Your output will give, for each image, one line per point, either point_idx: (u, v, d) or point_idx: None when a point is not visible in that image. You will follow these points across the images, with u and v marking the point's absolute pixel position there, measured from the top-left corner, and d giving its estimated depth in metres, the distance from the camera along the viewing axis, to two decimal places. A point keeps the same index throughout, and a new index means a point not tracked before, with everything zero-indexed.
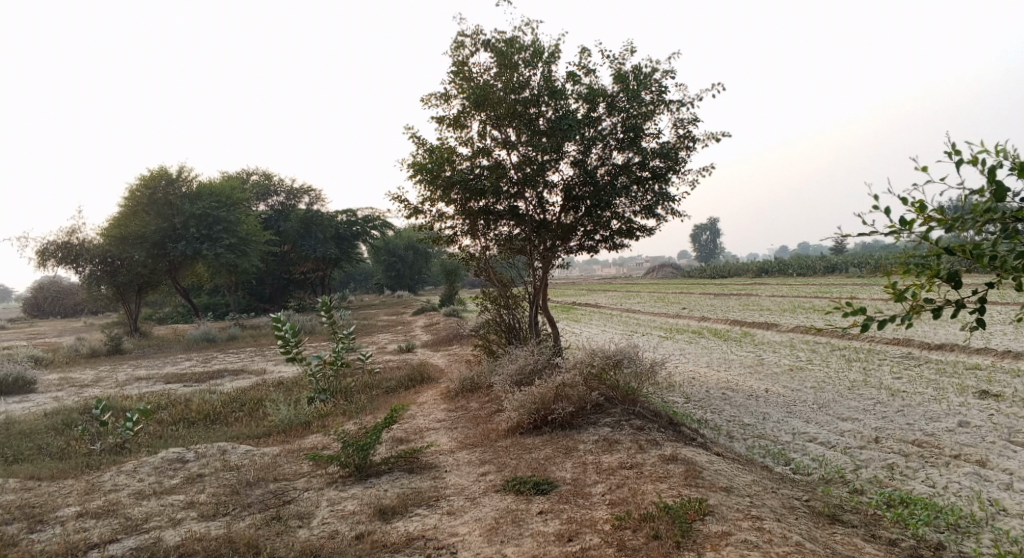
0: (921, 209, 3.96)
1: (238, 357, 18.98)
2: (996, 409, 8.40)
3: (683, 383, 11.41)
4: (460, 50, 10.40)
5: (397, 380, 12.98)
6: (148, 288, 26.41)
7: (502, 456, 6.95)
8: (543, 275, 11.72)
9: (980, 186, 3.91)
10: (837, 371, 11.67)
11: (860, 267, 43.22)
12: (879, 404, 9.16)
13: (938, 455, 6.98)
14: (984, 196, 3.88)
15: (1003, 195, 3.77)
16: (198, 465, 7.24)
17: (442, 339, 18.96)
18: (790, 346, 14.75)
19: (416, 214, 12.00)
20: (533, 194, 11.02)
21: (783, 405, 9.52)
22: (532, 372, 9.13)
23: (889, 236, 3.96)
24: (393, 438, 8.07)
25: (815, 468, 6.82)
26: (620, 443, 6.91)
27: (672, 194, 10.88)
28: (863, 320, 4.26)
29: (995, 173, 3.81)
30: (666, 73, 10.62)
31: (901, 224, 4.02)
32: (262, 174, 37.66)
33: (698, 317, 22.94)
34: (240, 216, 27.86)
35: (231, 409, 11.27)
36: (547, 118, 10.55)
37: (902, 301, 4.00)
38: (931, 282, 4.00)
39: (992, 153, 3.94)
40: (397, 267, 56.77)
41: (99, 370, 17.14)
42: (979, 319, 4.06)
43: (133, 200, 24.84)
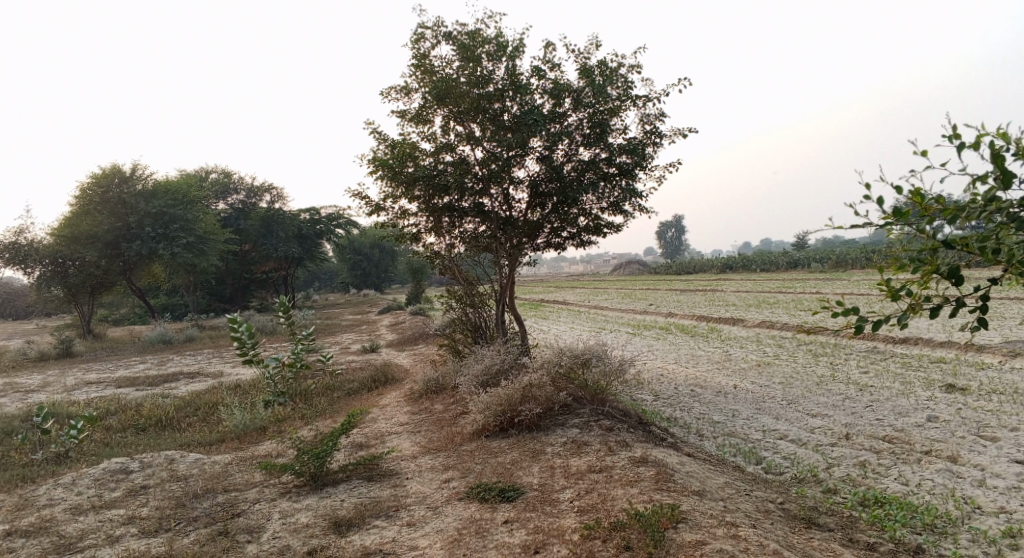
0: (919, 200, 3.80)
1: (195, 359, 18.28)
2: (964, 403, 8.40)
3: (652, 380, 11.26)
4: (419, 41, 10.05)
5: (360, 381, 12.56)
6: (102, 290, 25.36)
7: (467, 461, 6.65)
8: (510, 273, 11.43)
9: (985, 172, 3.75)
10: (805, 366, 11.64)
11: (821, 262, 44.08)
12: (847, 400, 9.11)
13: (909, 452, 6.90)
14: (988, 183, 3.73)
15: (1010, 182, 3.62)
16: (141, 475, 6.76)
17: (407, 338, 18.57)
18: (757, 341, 14.75)
19: (378, 212, 11.62)
20: (498, 190, 10.75)
21: (753, 402, 9.41)
22: (498, 373, 8.84)
23: (879, 228, 3.77)
24: (352, 443, 7.72)
25: (788, 467, 6.67)
26: (589, 445, 6.67)
27: (639, 191, 10.69)
28: (857, 322, 4.10)
29: (1001, 157, 3.65)
30: (632, 67, 10.44)
31: (896, 215, 3.84)
32: (221, 172, 36.67)
33: (665, 313, 22.94)
34: (198, 214, 27.00)
35: (185, 414, 10.73)
36: (512, 113, 10.27)
37: (898, 301, 3.83)
38: (929, 279, 3.84)
39: (993, 136, 3.79)
40: (364, 265, 56.05)
41: (47, 375, 16.30)
42: (980, 317, 3.92)
43: (83, 199, 23.65)
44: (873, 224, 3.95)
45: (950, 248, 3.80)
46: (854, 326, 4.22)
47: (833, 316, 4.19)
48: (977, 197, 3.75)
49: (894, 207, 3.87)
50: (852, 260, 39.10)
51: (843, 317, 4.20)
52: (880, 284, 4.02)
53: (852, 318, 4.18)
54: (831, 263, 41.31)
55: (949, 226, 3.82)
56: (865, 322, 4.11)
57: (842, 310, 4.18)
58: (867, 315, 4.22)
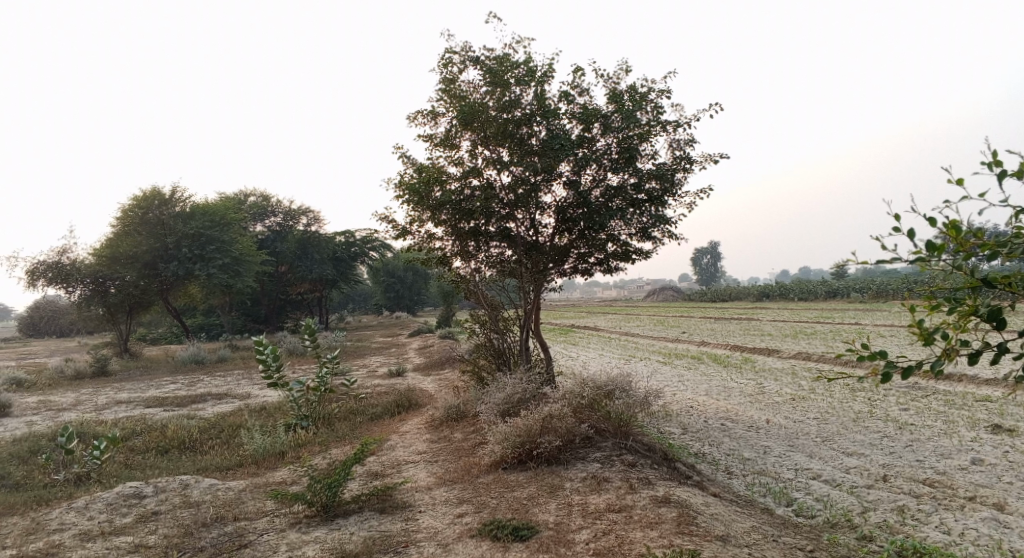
0: (954, 234, 3.56)
1: (224, 380, 18.43)
2: (1011, 445, 7.89)
3: (681, 413, 10.90)
4: (447, 66, 10.07)
5: (383, 406, 12.45)
6: (139, 309, 25.89)
7: (483, 495, 6.44)
8: (535, 298, 11.25)
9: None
10: (841, 401, 11.15)
11: (861, 291, 42.84)
12: (886, 439, 8.64)
13: (951, 498, 6.46)
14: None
15: None
16: (154, 501, 6.71)
17: (434, 363, 18.46)
18: (792, 374, 14.24)
19: (404, 236, 11.61)
20: (524, 215, 10.65)
21: (785, 438, 9.01)
22: (520, 403, 8.62)
23: (914, 263, 3.53)
24: (368, 472, 7.58)
25: (820, 510, 6.31)
26: (610, 482, 6.40)
27: (668, 217, 10.48)
28: (885, 367, 3.84)
29: None
30: (662, 92, 10.29)
31: (929, 251, 3.59)
32: (259, 195, 37.44)
33: (698, 342, 22.43)
34: (234, 236, 27.50)
35: (208, 436, 10.74)
36: (539, 138, 10.19)
37: (931, 346, 3.57)
38: (966, 322, 3.57)
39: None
40: (397, 287, 56.45)
41: (81, 393, 16.58)
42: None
43: (125, 220, 24.33)
44: (904, 259, 3.72)
45: (990, 288, 3.53)
46: (882, 370, 3.95)
47: (860, 361, 3.93)
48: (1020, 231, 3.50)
49: (928, 241, 3.62)
50: (895, 290, 37.93)
51: (870, 362, 3.95)
52: (912, 326, 3.77)
53: (880, 362, 3.92)
54: (872, 292, 40.08)
55: (990, 262, 3.57)
56: (894, 368, 3.85)
57: (869, 355, 3.92)
58: (896, 360, 3.96)
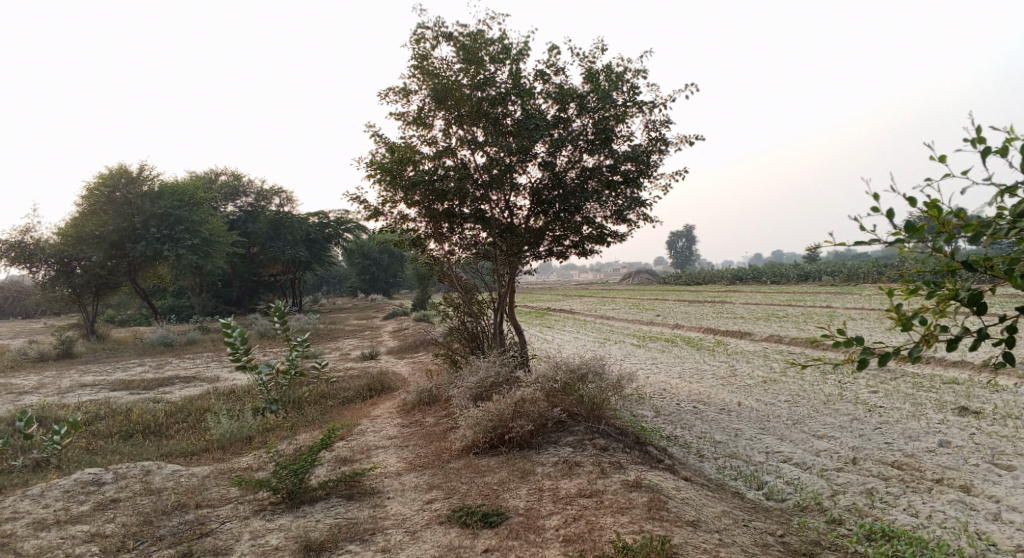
0: (936, 216, 3.50)
1: (193, 363, 18.07)
2: (977, 428, 8.01)
3: (654, 395, 10.91)
4: (420, 42, 9.80)
5: (354, 390, 12.29)
6: (106, 290, 25.21)
7: (452, 480, 6.34)
8: (509, 281, 11.11)
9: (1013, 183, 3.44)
10: (812, 384, 11.25)
11: (832, 275, 43.52)
12: (855, 421, 8.73)
13: (919, 480, 6.52)
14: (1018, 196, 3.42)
15: None
16: (113, 488, 6.50)
17: (408, 346, 18.28)
18: (764, 357, 14.34)
19: (376, 216, 11.37)
20: (498, 197, 10.48)
21: (756, 421, 9.05)
22: (492, 386, 8.51)
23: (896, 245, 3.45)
24: (336, 457, 7.44)
25: (790, 493, 6.32)
26: (582, 466, 6.34)
27: (644, 200, 10.39)
28: (862, 354, 3.78)
29: None
30: (638, 72, 10.15)
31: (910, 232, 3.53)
32: (230, 174, 36.64)
33: (672, 324, 22.55)
34: (204, 216, 26.87)
35: (174, 420, 10.49)
36: (514, 118, 10.00)
37: (909, 330, 3.51)
38: (945, 307, 3.52)
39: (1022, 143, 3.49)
40: (372, 269, 55.95)
41: (43, 376, 16.11)
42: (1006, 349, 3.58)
43: (90, 199, 23.54)
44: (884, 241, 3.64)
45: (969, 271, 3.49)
46: (858, 356, 3.89)
47: (835, 347, 3.87)
48: (1002, 213, 3.45)
49: (908, 223, 3.55)
50: (865, 274, 38.64)
51: (845, 348, 3.89)
52: (889, 310, 3.71)
53: (856, 348, 3.86)
54: (842, 276, 40.74)
55: (970, 245, 3.51)
56: (870, 354, 3.79)
57: (845, 340, 3.87)
58: (872, 346, 3.91)
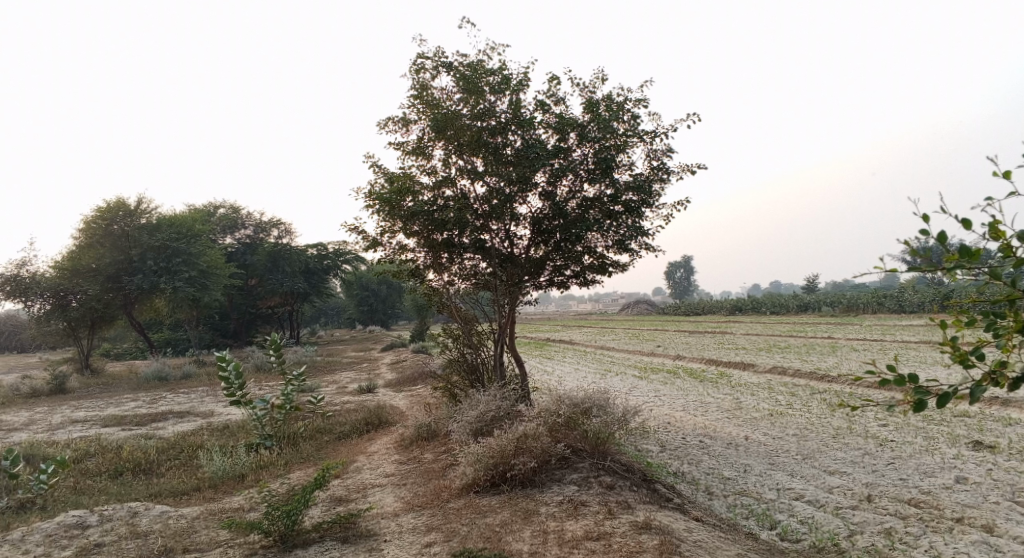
0: (1002, 242, 3.38)
1: (187, 397, 17.74)
2: (994, 463, 7.76)
3: (658, 429, 10.65)
4: (419, 72, 9.77)
5: (352, 425, 12.01)
6: (102, 323, 24.92)
7: (453, 521, 6.07)
8: (509, 312, 10.92)
9: None
10: (820, 416, 11.00)
11: (832, 305, 43.30)
12: (867, 456, 8.47)
13: (939, 519, 6.26)
14: None
15: None
16: (97, 532, 6.20)
17: (406, 378, 17.99)
18: (769, 388, 14.09)
19: (375, 247, 11.22)
20: (499, 227, 10.35)
21: (765, 456, 8.79)
22: (493, 421, 8.26)
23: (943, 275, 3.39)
24: (331, 497, 7.16)
25: (805, 533, 6.07)
26: (587, 506, 6.08)
27: (645, 229, 10.26)
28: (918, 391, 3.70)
29: None
30: (638, 102, 10.12)
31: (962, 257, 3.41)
32: (229, 207, 36.61)
33: (673, 355, 22.26)
34: (202, 249, 26.73)
35: (166, 457, 10.18)
36: (514, 148, 9.93)
37: (970, 368, 3.45)
38: (1010, 341, 3.46)
39: None
40: (370, 301, 55.72)
41: (34, 412, 15.77)
42: None
43: (88, 232, 23.39)
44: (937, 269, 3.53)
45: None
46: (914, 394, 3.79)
47: (889, 385, 3.79)
48: None
49: (963, 247, 3.44)
50: (865, 304, 38.47)
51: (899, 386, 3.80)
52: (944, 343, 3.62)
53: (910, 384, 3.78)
54: (842, 306, 40.51)
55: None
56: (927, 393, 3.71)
57: (900, 378, 3.78)
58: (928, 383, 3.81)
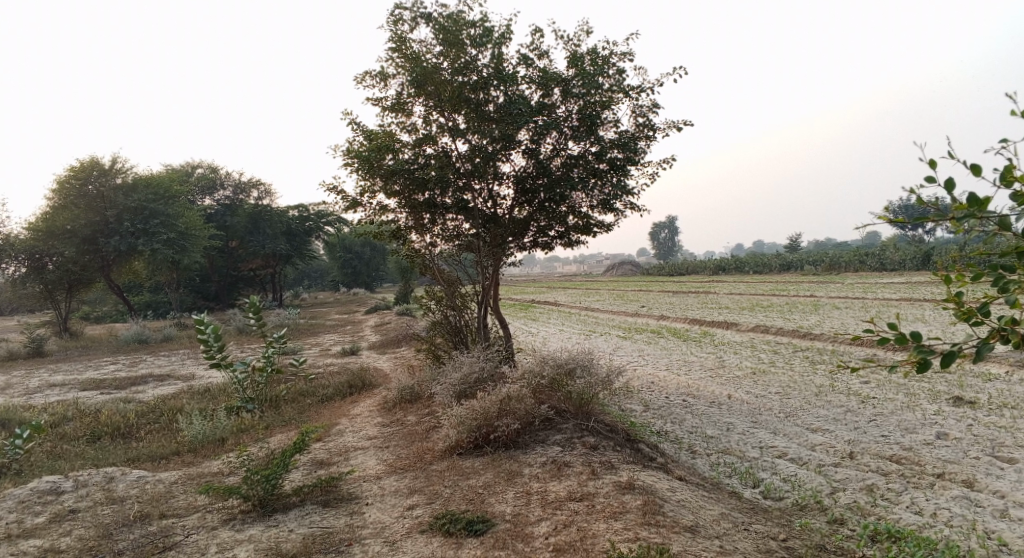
0: (1015, 189, 3.26)
1: (168, 360, 17.51)
2: (974, 418, 7.82)
3: (642, 389, 10.64)
4: (397, 23, 9.37)
5: (334, 387, 11.91)
6: (79, 286, 24.41)
7: (435, 484, 6.00)
8: (493, 273, 10.74)
9: None
10: (802, 374, 11.04)
11: (814, 264, 43.52)
12: (850, 413, 8.51)
13: (920, 475, 6.29)
14: None
15: None
16: (72, 498, 6.05)
17: (390, 340, 17.88)
18: (752, 347, 14.16)
19: (355, 208, 10.94)
20: (481, 186, 10.10)
21: (748, 414, 8.80)
22: (476, 383, 8.17)
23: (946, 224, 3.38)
24: (313, 461, 7.07)
25: (788, 491, 6.09)
26: (571, 467, 6.03)
27: (630, 188, 10.06)
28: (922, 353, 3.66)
29: None
30: (624, 55, 9.81)
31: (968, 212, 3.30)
32: (207, 167, 35.77)
33: (657, 315, 22.31)
34: (180, 209, 26.09)
35: (146, 421, 10.01)
36: (497, 104, 9.62)
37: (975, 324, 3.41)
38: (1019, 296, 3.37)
39: None
40: (354, 263, 55.26)
41: (10, 376, 15.45)
42: None
43: (61, 192, 22.70)
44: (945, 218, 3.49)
45: None
46: (919, 356, 3.74)
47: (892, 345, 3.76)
48: None
49: (971, 196, 3.39)
50: (846, 263, 38.79)
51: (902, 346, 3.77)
52: (949, 300, 3.60)
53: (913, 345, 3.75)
54: (824, 265, 40.77)
55: None
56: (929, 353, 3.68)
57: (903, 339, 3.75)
58: (931, 344, 3.76)
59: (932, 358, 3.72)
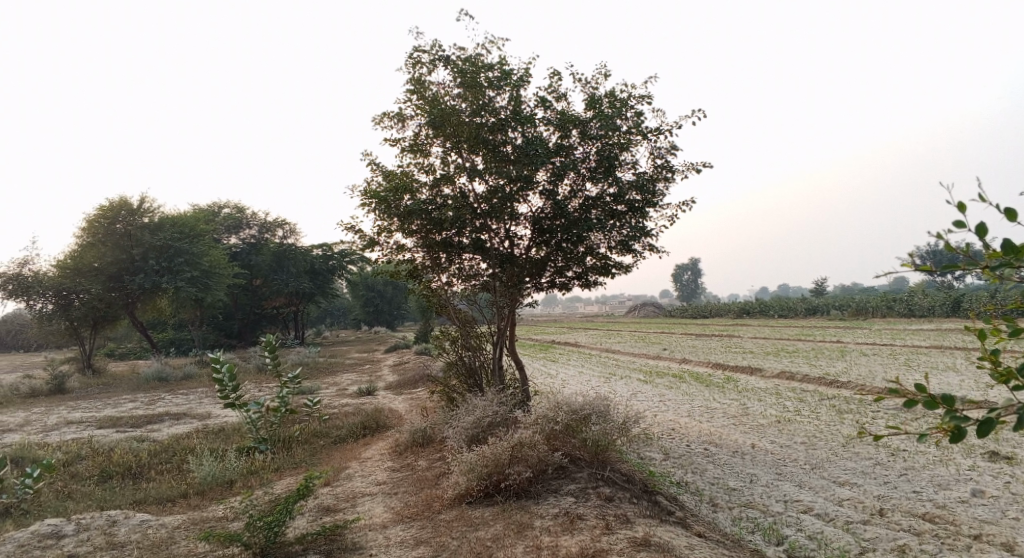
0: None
1: (186, 399, 17.50)
2: (1012, 475, 7.42)
3: (662, 436, 10.32)
4: (415, 66, 9.49)
5: (348, 428, 11.76)
6: (104, 323, 24.72)
7: (442, 535, 5.78)
8: (509, 314, 10.61)
9: None
10: (828, 424, 10.65)
11: (841, 309, 42.69)
12: (878, 466, 8.13)
13: (956, 536, 5.94)
14: None
15: None
16: (73, 542, 5.92)
17: (407, 381, 17.72)
18: (777, 394, 13.74)
19: (372, 247, 10.95)
20: (498, 226, 10.04)
21: (772, 465, 8.45)
22: (489, 427, 7.95)
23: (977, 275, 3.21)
24: (319, 506, 6.89)
25: (813, 550, 5.78)
26: (584, 520, 5.77)
27: (649, 230, 9.93)
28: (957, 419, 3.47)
29: None
30: (642, 98, 9.81)
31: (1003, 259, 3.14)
32: (234, 207, 36.43)
33: (679, 359, 21.90)
34: (205, 248, 26.50)
35: (158, 461, 9.91)
36: (514, 146, 9.64)
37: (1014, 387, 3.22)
38: None
39: None
40: (376, 301, 55.52)
41: (29, 413, 15.51)
42: None
43: (90, 231, 23.21)
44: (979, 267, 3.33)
45: None
46: (954, 424, 3.53)
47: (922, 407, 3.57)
48: None
49: (1008, 245, 3.24)
50: (873, 308, 38.02)
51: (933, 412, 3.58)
52: (986, 359, 3.43)
53: (946, 411, 3.56)
54: (851, 309, 39.94)
55: None
56: (964, 421, 3.48)
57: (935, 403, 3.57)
58: (965, 410, 3.57)
59: (968, 427, 3.46)
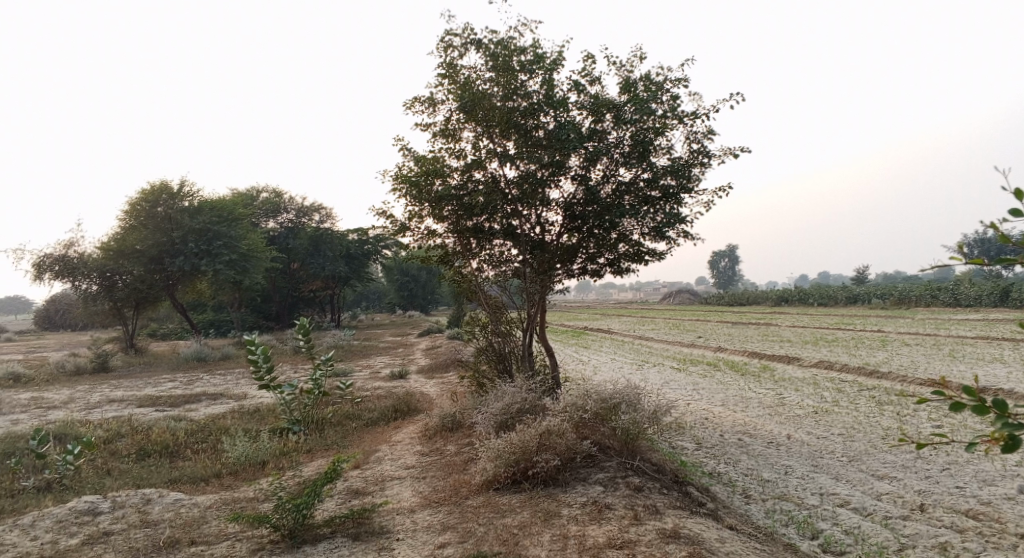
0: None
1: (224, 379, 17.87)
2: None
3: (695, 425, 10.15)
4: (447, 49, 9.39)
5: (380, 411, 11.86)
6: (146, 305, 25.37)
7: (469, 521, 5.75)
8: (540, 300, 10.51)
9: None
10: (868, 415, 10.34)
11: (882, 298, 41.53)
12: (921, 460, 7.85)
13: (1002, 535, 5.69)
14: None
15: None
16: (108, 519, 6.07)
17: (439, 365, 17.80)
18: (814, 384, 13.42)
19: (403, 232, 10.94)
20: (529, 212, 9.92)
21: (808, 457, 8.22)
22: (518, 414, 7.89)
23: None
24: (348, 489, 6.94)
25: (850, 545, 5.61)
26: (612, 510, 5.68)
27: (684, 216, 9.70)
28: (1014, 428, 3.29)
29: None
30: (679, 81, 9.55)
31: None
32: (272, 191, 36.96)
33: (714, 347, 21.56)
34: (243, 232, 26.93)
35: (194, 440, 10.12)
36: (546, 130, 9.49)
37: None
38: None
39: None
40: (410, 286, 55.99)
41: (75, 390, 16.03)
42: None
43: (133, 214, 23.78)
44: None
45: None
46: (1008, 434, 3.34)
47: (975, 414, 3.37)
48: None
49: None
50: (917, 297, 36.87)
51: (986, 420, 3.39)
52: None
53: (1001, 420, 3.36)
54: (893, 298, 38.81)
55: None
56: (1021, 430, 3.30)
57: (989, 410, 3.37)
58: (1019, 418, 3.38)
59: (1022, 438, 3.27)
